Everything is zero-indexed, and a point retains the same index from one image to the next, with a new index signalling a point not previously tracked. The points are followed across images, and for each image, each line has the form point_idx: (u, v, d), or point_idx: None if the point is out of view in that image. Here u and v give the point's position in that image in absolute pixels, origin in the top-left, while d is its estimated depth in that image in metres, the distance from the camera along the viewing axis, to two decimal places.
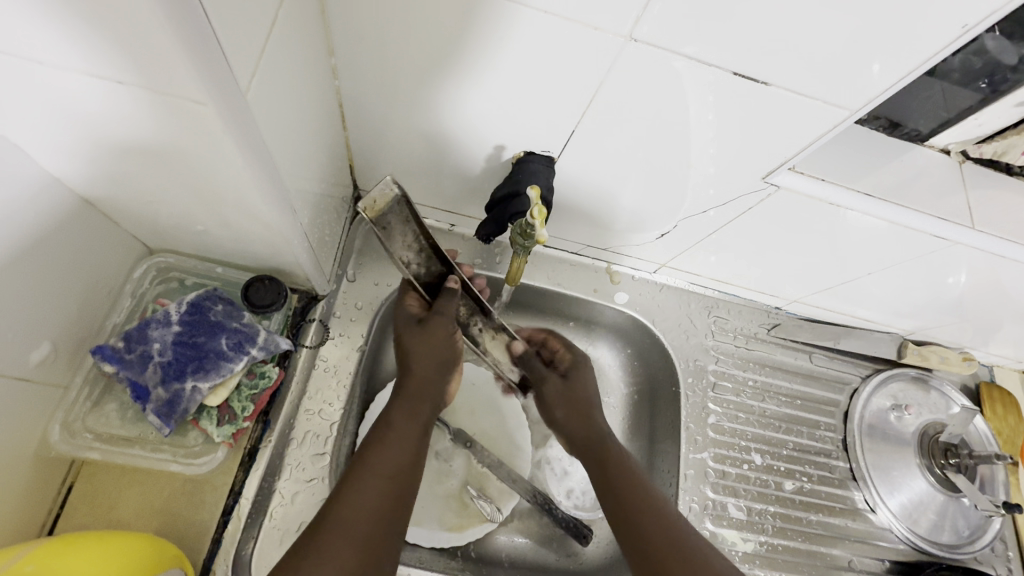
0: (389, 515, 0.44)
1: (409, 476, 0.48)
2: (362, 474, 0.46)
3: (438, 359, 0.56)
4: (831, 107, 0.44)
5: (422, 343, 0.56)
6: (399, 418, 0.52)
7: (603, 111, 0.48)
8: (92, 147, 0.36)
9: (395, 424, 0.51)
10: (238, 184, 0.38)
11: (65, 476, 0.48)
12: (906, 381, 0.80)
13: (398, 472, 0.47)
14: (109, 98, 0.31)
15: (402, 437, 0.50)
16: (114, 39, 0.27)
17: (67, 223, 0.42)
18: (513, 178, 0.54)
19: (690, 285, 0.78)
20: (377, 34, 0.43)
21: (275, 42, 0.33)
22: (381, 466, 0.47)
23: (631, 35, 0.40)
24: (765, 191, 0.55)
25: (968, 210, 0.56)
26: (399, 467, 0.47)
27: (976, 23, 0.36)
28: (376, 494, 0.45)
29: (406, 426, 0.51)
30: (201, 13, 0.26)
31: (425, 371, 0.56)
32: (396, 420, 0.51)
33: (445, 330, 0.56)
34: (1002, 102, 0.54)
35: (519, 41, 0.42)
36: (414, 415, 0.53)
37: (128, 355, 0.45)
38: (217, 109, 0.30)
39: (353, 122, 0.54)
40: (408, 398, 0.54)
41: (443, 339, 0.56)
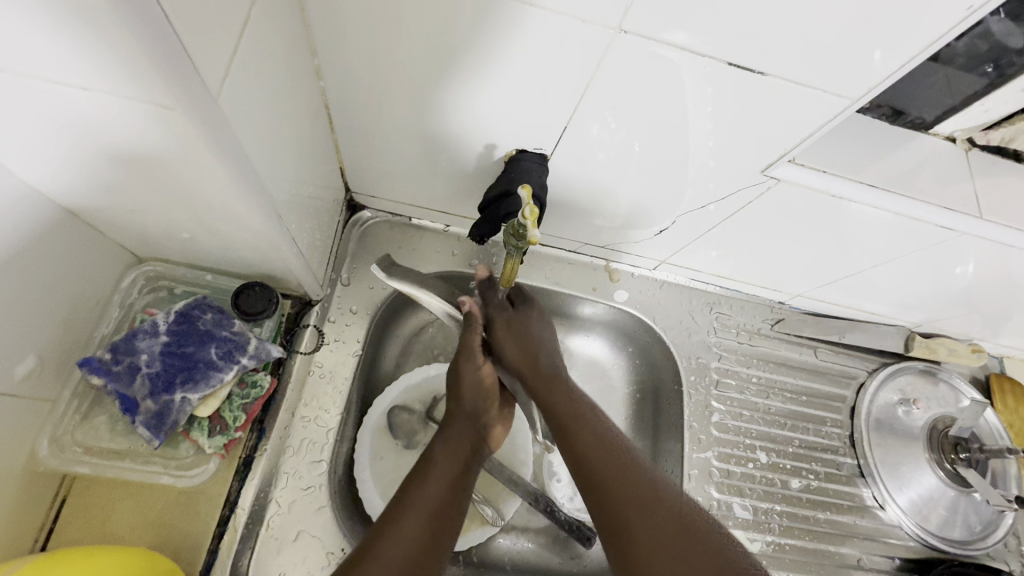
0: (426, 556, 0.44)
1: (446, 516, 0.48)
2: (402, 513, 0.46)
3: (478, 399, 0.56)
4: (830, 97, 0.42)
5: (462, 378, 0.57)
6: (442, 456, 0.52)
7: (595, 106, 0.47)
8: (69, 157, 0.35)
9: (440, 462, 0.51)
10: (218, 190, 0.37)
11: (57, 491, 0.47)
12: (914, 374, 0.79)
13: (436, 515, 0.47)
14: (78, 105, 0.30)
15: (444, 475, 0.50)
16: (75, 43, 0.26)
17: (50, 234, 0.41)
18: (505, 177, 0.52)
19: (691, 281, 0.76)
20: (361, 33, 0.42)
21: (248, 42, 0.32)
22: (422, 507, 0.47)
23: (620, 27, 0.39)
24: (764, 184, 0.53)
25: (975, 199, 0.54)
26: (436, 510, 0.47)
27: (982, 6, 0.34)
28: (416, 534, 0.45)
29: (449, 465, 0.51)
30: (159, 11, 0.24)
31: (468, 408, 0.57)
32: (438, 458, 0.52)
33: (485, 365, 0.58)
34: (1007, 87, 0.52)
35: (506, 35, 0.41)
36: (457, 454, 0.53)
37: (115, 367, 0.44)
38: (185, 112, 0.29)
39: (342, 123, 0.53)
40: (451, 438, 0.54)
41: (473, 377, 0.57)
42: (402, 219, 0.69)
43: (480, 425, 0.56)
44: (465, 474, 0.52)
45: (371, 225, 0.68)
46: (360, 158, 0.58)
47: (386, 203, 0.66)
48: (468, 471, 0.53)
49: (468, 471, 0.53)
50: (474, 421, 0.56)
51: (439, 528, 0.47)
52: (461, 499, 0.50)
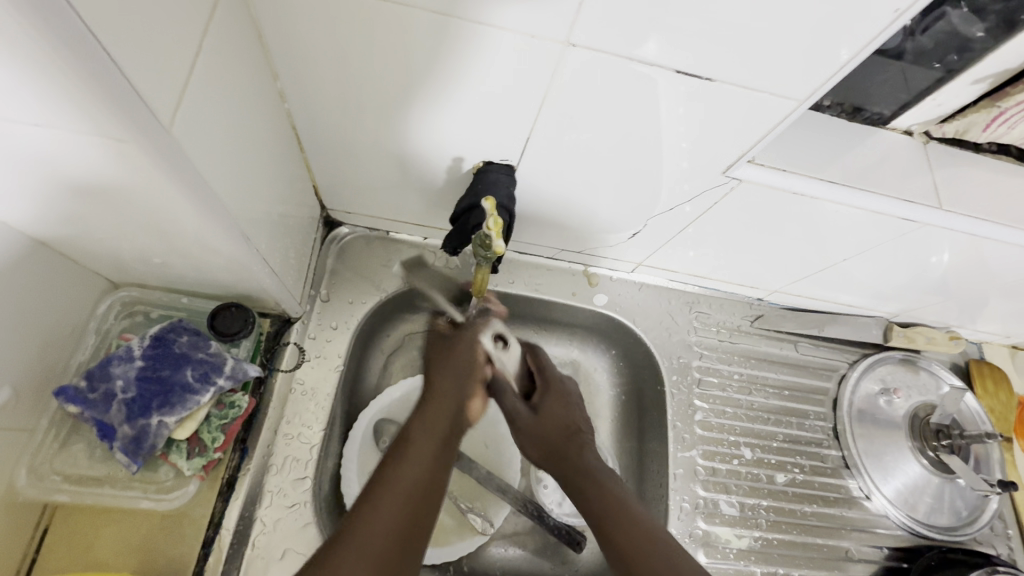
0: (409, 535, 0.42)
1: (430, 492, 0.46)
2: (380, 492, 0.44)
3: (450, 376, 0.55)
4: (780, 98, 0.44)
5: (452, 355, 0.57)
6: (418, 432, 0.50)
7: (555, 115, 0.48)
8: (31, 192, 0.36)
9: (420, 436, 0.49)
10: (182, 215, 0.37)
11: (38, 520, 0.47)
12: (894, 364, 0.80)
13: (417, 492, 0.45)
14: (34, 141, 0.31)
15: (427, 446, 0.49)
16: (27, 83, 0.26)
17: (19, 266, 0.41)
18: (473, 188, 0.53)
19: (669, 281, 0.77)
20: (319, 54, 0.43)
21: (201, 73, 0.33)
22: (400, 486, 0.45)
23: (570, 41, 0.40)
24: (728, 185, 0.54)
25: (935, 191, 0.55)
26: (415, 485, 0.45)
27: (908, 7, 0.36)
28: (396, 512, 0.43)
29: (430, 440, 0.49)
30: (102, 53, 0.25)
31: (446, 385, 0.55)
32: (415, 435, 0.50)
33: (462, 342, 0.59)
34: (957, 81, 0.53)
35: (456, 51, 0.42)
36: (435, 427, 0.51)
37: (92, 394, 0.45)
38: (138, 143, 0.30)
39: (310, 143, 0.54)
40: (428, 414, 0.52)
41: (468, 348, 0.58)
42: (379, 233, 0.70)
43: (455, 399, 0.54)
44: (444, 445, 0.50)
45: (349, 240, 0.69)
46: (332, 175, 0.59)
47: (362, 218, 0.67)
48: (448, 442, 0.51)
49: (449, 443, 0.51)
50: (456, 389, 0.55)
51: (422, 506, 0.45)
52: (443, 471, 0.48)
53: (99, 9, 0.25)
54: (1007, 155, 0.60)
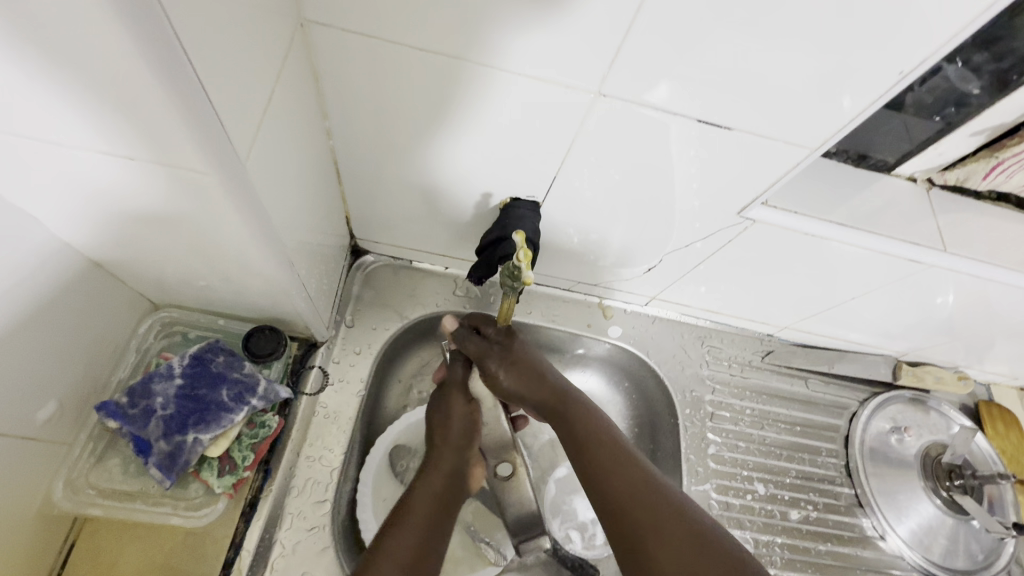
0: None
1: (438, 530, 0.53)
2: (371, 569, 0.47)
3: (462, 431, 0.60)
4: (792, 146, 0.47)
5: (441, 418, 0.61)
6: (425, 486, 0.55)
7: (582, 156, 0.51)
8: (103, 217, 0.39)
9: (416, 508, 0.53)
10: (237, 241, 0.40)
11: (67, 534, 0.48)
12: (904, 403, 0.80)
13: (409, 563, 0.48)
14: (120, 171, 0.34)
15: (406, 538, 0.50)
16: (129, 123, 0.30)
17: (76, 285, 0.44)
18: (500, 223, 0.56)
19: (681, 315, 0.79)
20: (366, 96, 0.47)
21: (272, 114, 0.36)
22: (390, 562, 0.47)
23: (600, 90, 0.44)
24: (741, 225, 0.57)
25: (939, 235, 0.58)
26: (423, 530, 0.51)
27: (911, 70, 0.40)
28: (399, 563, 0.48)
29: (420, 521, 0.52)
30: (208, 101, 0.29)
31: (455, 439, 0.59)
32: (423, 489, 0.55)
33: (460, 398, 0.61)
34: (956, 133, 0.57)
35: (493, 97, 0.45)
36: (431, 496, 0.55)
37: (131, 410, 0.46)
38: (216, 176, 0.33)
39: (347, 177, 0.57)
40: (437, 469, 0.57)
41: (462, 413, 0.61)
42: (404, 262, 0.72)
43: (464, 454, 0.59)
44: (437, 517, 0.54)
45: (374, 268, 0.72)
46: (364, 207, 0.62)
47: (389, 247, 0.70)
48: (443, 515, 0.54)
49: (443, 516, 0.54)
50: (453, 450, 0.59)
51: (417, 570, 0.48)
52: (435, 543, 0.52)
53: (206, 60, 0.28)
54: (1006, 203, 0.63)
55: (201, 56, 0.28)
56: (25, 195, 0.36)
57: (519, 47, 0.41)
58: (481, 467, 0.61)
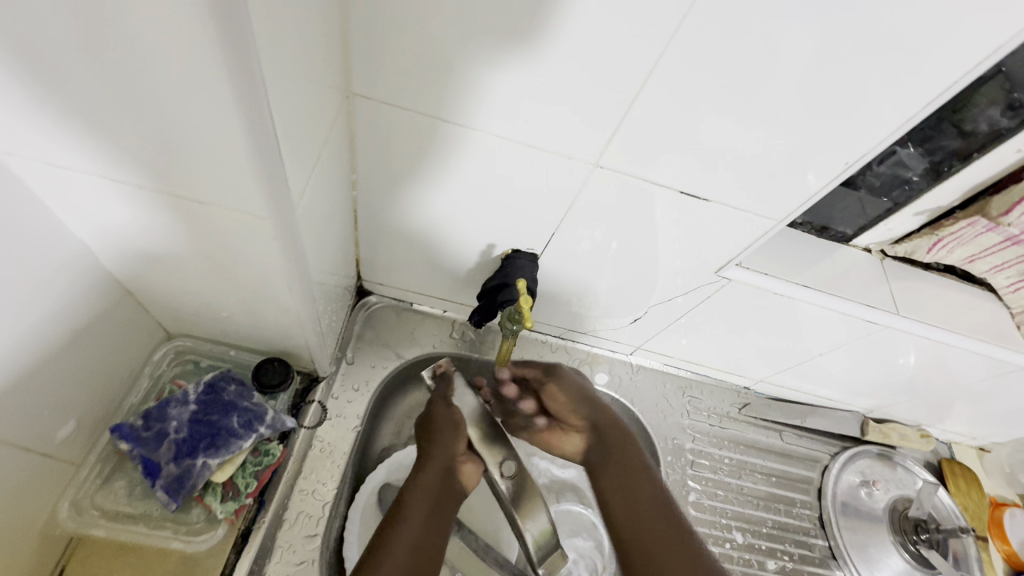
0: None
1: (426, 554, 0.52)
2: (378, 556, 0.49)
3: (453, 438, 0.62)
4: (761, 217, 0.54)
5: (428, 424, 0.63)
6: (409, 503, 0.55)
7: (577, 217, 0.57)
8: (147, 249, 0.43)
9: (414, 502, 0.55)
10: (269, 275, 0.44)
11: (59, 557, 0.48)
12: (871, 458, 0.85)
13: (416, 547, 0.52)
14: (179, 212, 0.38)
15: (418, 515, 0.54)
16: (207, 173, 0.35)
17: (109, 310, 0.47)
18: (501, 272, 0.62)
19: (664, 365, 0.83)
20: (391, 153, 0.52)
21: (319, 167, 0.42)
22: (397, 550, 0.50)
23: (599, 162, 0.50)
24: (719, 283, 0.63)
25: (892, 299, 0.65)
26: (405, 560, 0.50)
27: (855, 161, 0.48)
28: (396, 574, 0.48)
29: (414, 526, 0.53)
30: (279, 158, 0.34)
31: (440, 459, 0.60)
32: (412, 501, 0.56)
33: (445, 409, 0.64)
34: (904, 212, 0.65)
35: (504, 162, 0.52)
36: (427, 491, 0.57)
37: (145, 432, 0.49)
38: (272, 219, 0.38)
39: (363, 224, 0.62)
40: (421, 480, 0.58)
41: (444, 413, 0.63)
42: (404, 304, 0.76)
43: (448, 461, 0.60)
44: (437, 506, 0.56)
45: (376, 309, 0.75)
46: (374, 251, 0.67)
47: (392, 289, 0.74)
48: (438, 502, 0.57)
49: (442, 505, 0.57)
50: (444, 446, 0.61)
51: (426, 554, 0.52)
52: (438, 525, 0.55)
53: (284, 126, 0.34)
54: (952, 274, 0.70)
55: (281, 123, 0.33)
56: (86, 226, 0.41)
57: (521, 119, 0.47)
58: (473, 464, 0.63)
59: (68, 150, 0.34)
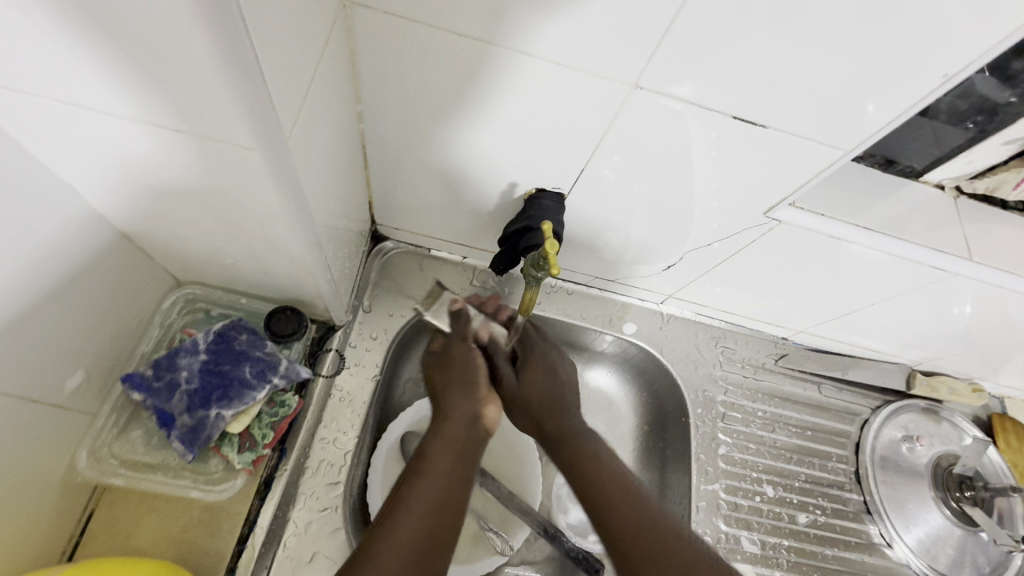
0: (432, 545, 0.43)
1: (446, 508, 0.46)
2: (399, 508, 0.44)
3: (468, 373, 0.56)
4: (827, 148, 0.47)
5: (449, 374, 0.57)
6: (433, 450, 0.50)
7: (610, 149, 0.50)
8: (132, 188, 0.39)
9: (436, 454, 0.49)
10: (268, 218, 0.40)
11: (87, 503, 0.49)
12: (916, 412, 0.80)
13: (436, 501, 0.46)
14: (159, 144, 0.34)
15: (438, 468, 0.48)
16: (182, 96, 0.30)
17: (106, 257, 0.44)
18: (526, 214, 0.56)
19: (697, 315, 0.79)
20: (401, 78, 0.46)
21: (314, 90, 0.37)
22: (417, 504, 0.45)
23: (637, 83, 0.43)
24: (767, 225, 0.57)
25: (964, 243, 0.58)
26: (431, 503, 0.45)
27: (958, 72, 0.39)
28: (415, 531, 0.43)
29: (437, 481, 0.47)
30: (260, 77, 0.29)
31: (454, 393, 0.55)
32: (430, 452, 0.50)
33: (463, 350, 0.58)
34: (990, 141, 0.56)
35: (527, 88, 0.46)
36: (451, 440, 0.51)
37: (156, 383, 0.48)
38: (260, 150, 0.33)
39: (375, 161, 0.57)
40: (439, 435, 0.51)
41: (463, 361, 0.57)
42: (422, 251, 0.72)
43: (469, 401, 0.55)
44: (462, 457, 0.50)
45: (393, 255, 0.72)
46: (388, 192, 0.62)
47: (408, 234, 0.70)
48: (465, 453, 0.51)
49: (467, 457, 0.50)
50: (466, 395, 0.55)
51: (446, 510, 0.46)
52: (459, 484, 0.48)
53: (262, 31, 0.28)
54: None
55: (258, 29, 0.27)
56: (66, 164, 0.37)
57: (539, 33, 0.40)
58: (496, 405, 0.57)
59: (27, 73, 0.29)
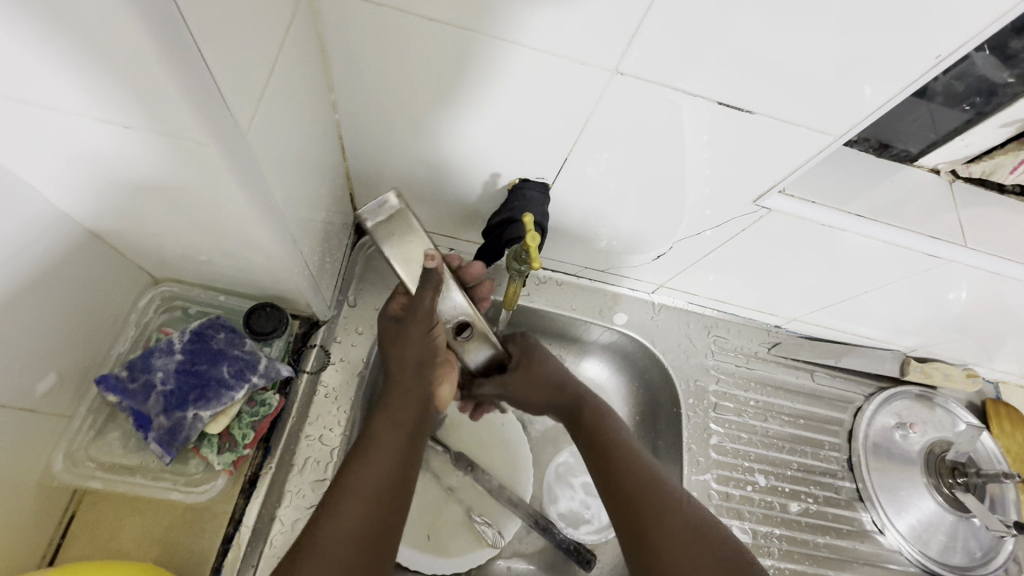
0: (378, 533, 0.44)
1: (393, 491, 0.46)
2: (342, 497, 0.44)
3: (423, 352, 0.52)
4: (817, 132, 0.45)
5: (399, 353, 0.52)
6: (382, 431, 0.49)
7: (594, 135, 0.49)
8: (94, 185, 0.37)
9: (381, 437, 0.48)
10: (237, 215, 0.39)
11: (67, 506, 0.48)
12: (910, 399, 0.80)
13: (381, 487, 0.45)
14: (115, 140, 0.32)
15: (384, 452, 0.47)
16: (130, 90, 0.28)
17: (73, 257, 0.43)
18: (509, 205, 0.55)
19: (689, 304, 0.78)
20: (375, 67, 0.45)
21: (275, 81, 0.35)
22: (361, 491, 0.44)
23: (617, 69, 0.42)
24: (757, 213, 0.56)
25: (960, 229, 0.57)
26: (377, 487, 0.45)
27: (950, 53, 0.37)
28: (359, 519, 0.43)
29: (383, 470, 0.46)
30: (206, 69, 0.27)
31: (404, 371, 0.52)
32: (378, 433, 0.49)
33: (421, 328, 0.52)
34: (986, 124, 0.55)
35: (505, 75, 0.44)
36: (400, 420, 0.50)
37: (132, 384, 0.47)
38: (217, 146, 0.31)
39: (353, 152, 0.55)
40: (388, 415, 0.50)
41: (421, 342, 0.52)
42: None
43: (422, 381, 0.52)
44: (409, 440, 0.49)
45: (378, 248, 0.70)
46: (370, 184, 0.61)
47: None
48: (414, 435, 0.50)
49: (414, 441, 0.50)
50: (419, 377, 0.52)
51: (391, 496, 0.46)
52: (407, 467, 0.48)
53: (201, 14, 0.26)
54: None
55: (198, 17, 0.26)
56: (21, 163, 0.35)
57: (516, 17, 0.39)
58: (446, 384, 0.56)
59: None
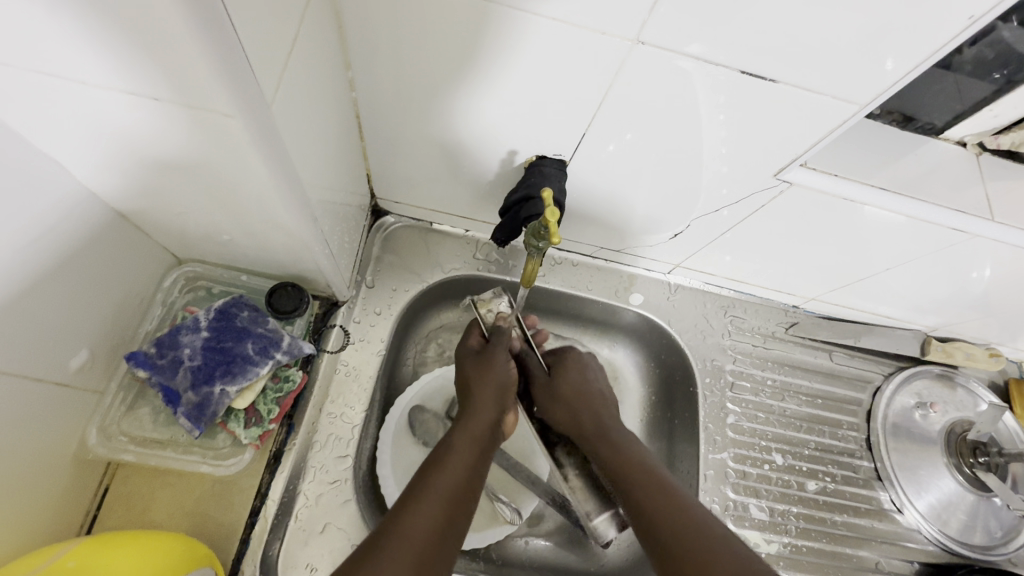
0: (446, 538, 0.45)
1: (463, 502, 0.48)
2: (421, 498, 0.46)
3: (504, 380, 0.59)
4: (839, 101, 0.44)
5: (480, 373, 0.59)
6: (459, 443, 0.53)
7: (613, 110, 0.48)
8: (121, 162, 0.38)
9: (459, 448, 0.52)
10: (260, 191, 0.40)
11: (101, 478, 0.50)
12: (931, 379, 0.79)
13: (454, 493, 0.48)
14: (142, 115, 0.33)
15: (463, 460, 0.51)
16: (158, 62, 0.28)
17: (102, 235, 0.44)
18: (526, 182, 0.55)
19: (705, 284, 0.77)
20: (394, 42, 0.45)
21: (295, 56, 0.35)
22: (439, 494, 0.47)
23: (638, 39, 0.41)
24: (777, 188, 0.55)
25: (986, 203, 0.55)
26: (454, 492, 0.48)
27: (984, 14, 0.36)
28: (432, 521, 0.45)
29: (458, 473, 0.50)
30: (233, 37, 0.27)
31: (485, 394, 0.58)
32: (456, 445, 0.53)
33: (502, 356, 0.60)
34: (1014, 93, 0.54)
35: (523, 46, 0.43)
36: (475, 436, 0.54)
37: (160, 360, 0.48)
38: (242, 118, 0.32)
39: (370, 131, 0.56)
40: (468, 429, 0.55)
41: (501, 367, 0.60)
42: (424, 225, 0.71)
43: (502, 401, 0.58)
44: (482, 456, 0.53)
45: (394, 230, 0.71)
46: (386, 164, 0.61)
47: (408, 208, 0.69)
48: (484, 453, 0.54)
49: (483, 458, 0.53)
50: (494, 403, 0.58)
51: (463, 502, 0.48)
52: (475, 481, 0.51)
53: None
54: None
55: None
56: (53, 142, 0.36)
57: None
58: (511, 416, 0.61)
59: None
